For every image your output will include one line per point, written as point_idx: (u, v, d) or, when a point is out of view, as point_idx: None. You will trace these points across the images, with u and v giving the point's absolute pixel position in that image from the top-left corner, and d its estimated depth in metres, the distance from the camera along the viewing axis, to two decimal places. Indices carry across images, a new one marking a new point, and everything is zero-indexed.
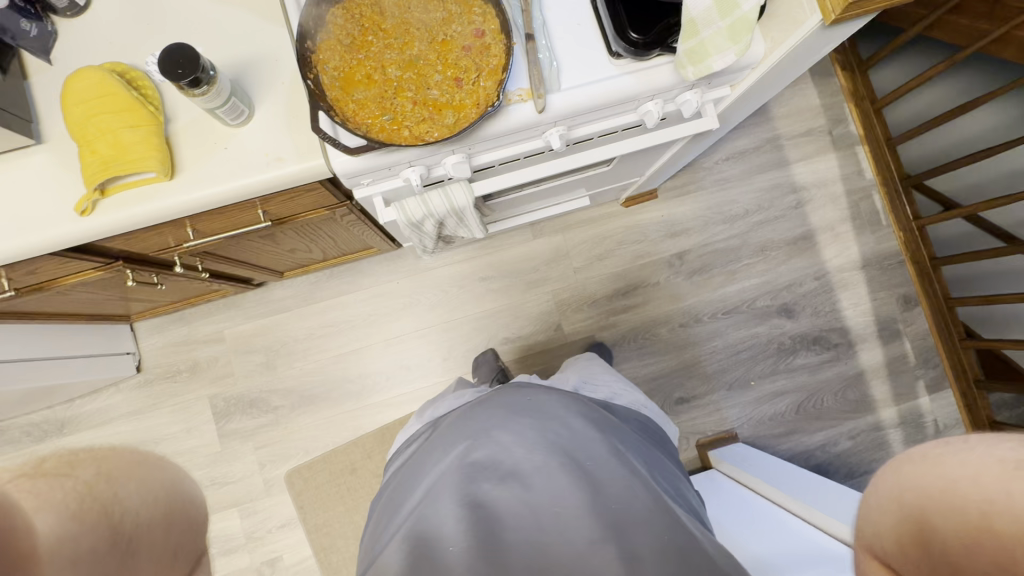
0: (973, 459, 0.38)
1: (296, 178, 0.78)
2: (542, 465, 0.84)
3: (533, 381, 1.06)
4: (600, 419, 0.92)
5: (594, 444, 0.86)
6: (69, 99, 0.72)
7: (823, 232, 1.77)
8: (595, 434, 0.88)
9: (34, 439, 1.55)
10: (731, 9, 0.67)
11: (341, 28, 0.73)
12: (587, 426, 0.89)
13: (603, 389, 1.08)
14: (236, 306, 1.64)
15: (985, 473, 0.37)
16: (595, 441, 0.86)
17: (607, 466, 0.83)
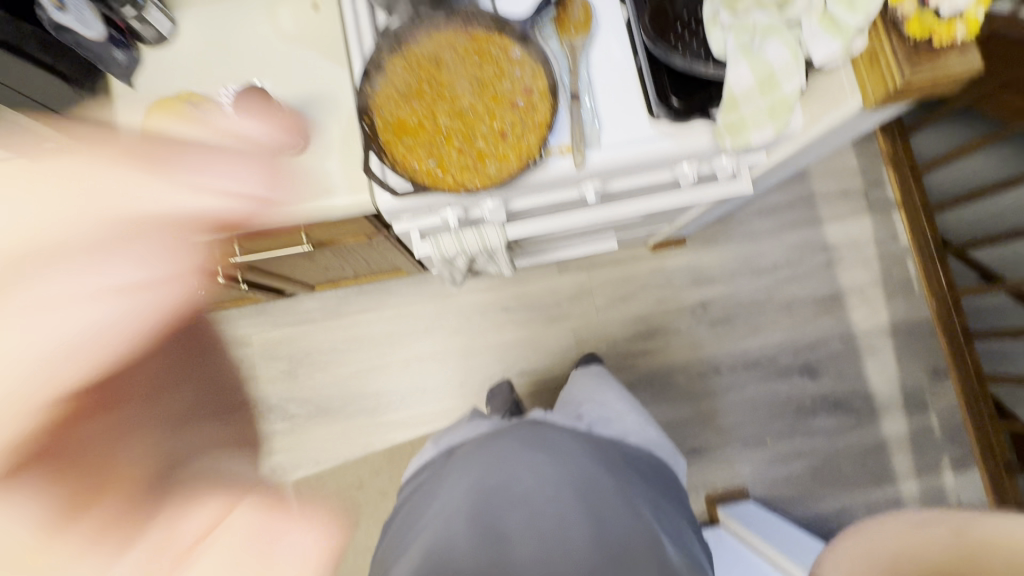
0: None
1: (342, 210, 0.82)
2: (554, 496, 0.88)
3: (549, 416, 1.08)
4: (613, 458, 0.94)
5: (604, 482, 0.89)
6: (145, 124, 0.78)
7: (853, 294, 1.75)
8: (605, 473, 0.90)
9: None
10: (772, 89, 0.69)
11: (399, 77, 0.78)
12: (600, 464, 0.91)
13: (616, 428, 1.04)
14: (265, 313, 1.69)
15: None
16: (605, 479, 0.89)
17: (618, 505, 0.86)
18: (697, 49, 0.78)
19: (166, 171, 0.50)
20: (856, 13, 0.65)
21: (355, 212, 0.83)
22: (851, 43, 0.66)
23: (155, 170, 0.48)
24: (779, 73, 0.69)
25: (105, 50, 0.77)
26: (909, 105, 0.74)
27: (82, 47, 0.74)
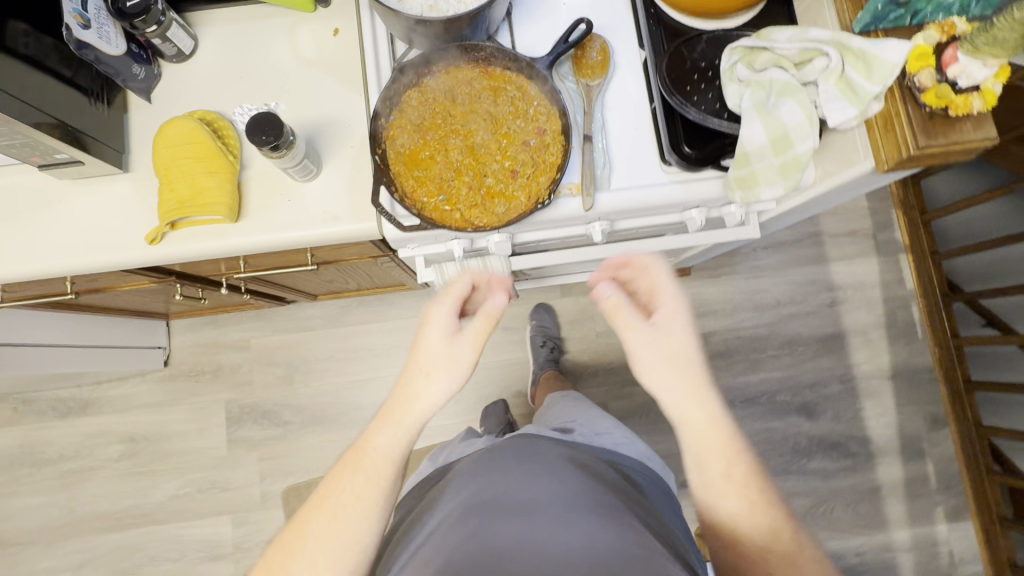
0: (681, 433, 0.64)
1: (349, 236, 0.83)
2: (549, 502, 0.75)
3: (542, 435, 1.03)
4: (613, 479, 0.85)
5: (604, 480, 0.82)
6: (160, 142, 0.78)
7: (855, 336, 1.74)
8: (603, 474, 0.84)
9: (59, 413, 1.63)
10: (785, 149, 0.70)
11: (413, 109, 0.79)
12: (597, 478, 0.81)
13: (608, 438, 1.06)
14: (266, 317, 1.69)
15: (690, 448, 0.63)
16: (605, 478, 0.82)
17: (620, 513, 0.73)
18: (712, 100, 0.78)
19: (396, 425, 0.65)
20: (872, 82, 0.65)
21: (361, 236, 0.83)
22: (865, 110, 0.67)
23: (400, 426, 0.66)
24: (793, 133, 0.69)
25: (124, 65, 0.77)
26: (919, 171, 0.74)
27: (101, 61, 0.75)
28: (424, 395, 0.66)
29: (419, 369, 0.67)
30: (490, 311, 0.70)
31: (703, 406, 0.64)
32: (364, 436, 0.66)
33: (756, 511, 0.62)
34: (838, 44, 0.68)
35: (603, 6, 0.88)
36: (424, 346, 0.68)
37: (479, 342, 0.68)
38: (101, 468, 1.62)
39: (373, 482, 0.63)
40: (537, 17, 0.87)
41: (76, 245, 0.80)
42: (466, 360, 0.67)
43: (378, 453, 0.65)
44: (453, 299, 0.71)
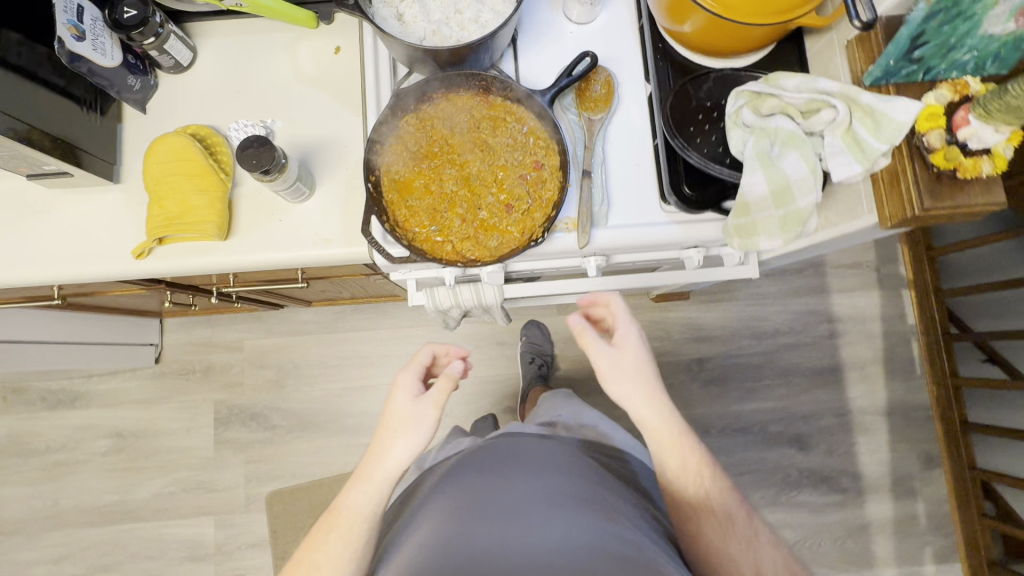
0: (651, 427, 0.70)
1: (338, 260, 0.82)
2: (530, 504, 0.73)
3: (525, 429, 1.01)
4: (596, 473, 0.82)
5: (585, 472, 0.80)
6: (151, 158, 0.77)
7: (852, 370, 1.72)
8: (583, 466, 0.82)
9: (47, 405, 1.62)
10: (786, 201, 0.68)
11: (410, 136, 0.77)
12: (579, 475, 0.79)
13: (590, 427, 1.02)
14: (259, 319, 1.68)
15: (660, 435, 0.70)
16: (585, 471, 0.81)
17: (601, 512, 0.71)
18: (715, 143, 0.76)
19: (368, 483, 0.70)
20: (880, 140, 0.63)
21: (352, 260, 0.82)
22: (870, 167, 0.65)
23: (372, 483, 0.71)
24: (795, 185, 0.67)
25: (118, 76, 0.76)
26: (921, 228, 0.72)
27: (94, 73, 0.73)
28: (391, 454, 0.70)
29: (387, 429, 0.72)
30: (449, 374, 0.74)
31: (660, 410, 0.70)
32: (339, 495, 0.72)
33: (711, 496, 0.69)
34: (847, 98, 0.66)
35: (611, 36, 0.86)
36: (391, 407, 0.73)
37: (441, 399, 0.72)
38: (87, 462, 1.61)
39: (346, 540, 0.70)
40: (541, 45, 0.86)
41: (61, 255, 0.79)
42: (430, 419, 0.71)
43: (351, 510, 0.70)
44: (415, 367, 0.76)
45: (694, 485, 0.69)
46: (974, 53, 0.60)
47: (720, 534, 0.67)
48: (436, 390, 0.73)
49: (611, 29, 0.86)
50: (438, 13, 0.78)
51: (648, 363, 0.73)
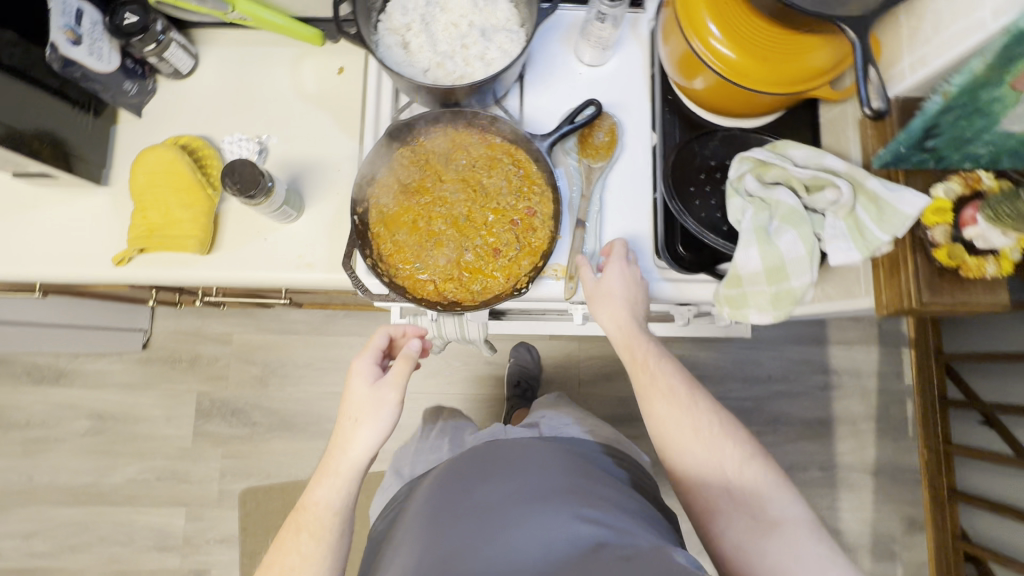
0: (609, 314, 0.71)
1: (320, 284, 0.80)
2: (507, 499, 0.68)
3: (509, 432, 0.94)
4: (574, 463, 0.76)
5: (567, 465, 0.75)
6: (138, 168, 0.76)
7: (842, 424, 1.69)
8: (564, 459, 0.77)
9: (31, 379, 1.62)
10: (779, 279, 0.65)
11: (403, 168, 0.76)
12: (555, 468, 0.73)
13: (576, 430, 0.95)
14: (249, 314, 1.67)
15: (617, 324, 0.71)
16: (567, 464, 0.75)
17: (578, 500, 0.66)
18: (714, 207, 0.74)
19: (333, 475, 0.66)
20: (882, 229, 0.60)
21: (334, 285, 0.81)
22: (871, 254, 0.62)
23: (340, 475, 0.66)
24: (790, 265, 0.65)
25: (114, 81, 0.75)
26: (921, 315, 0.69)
27: (88, 78, 0.72)
28: (356, 442, 0.67)
29: (347, 417, 0.69)
30: (408, 354, 0.71)
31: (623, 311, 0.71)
32: (305, 492, 0.67)
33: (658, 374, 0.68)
34: (853, 180, 0.64)
35: (621, 83, 0.84)
36: (351, 394, 0.70)
37: (400, 381, 0.70)
38: (65, 441, 1.62)
39: (318, 539, 0.63)
40: (548, 84, 0.84)
41: (39, 254, 0.77)
42: (392, 401, 0.68)
43: (320, 506, 0.65)
44: (373, 351, 0.73)
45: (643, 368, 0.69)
46: (990, 146, 0.59)
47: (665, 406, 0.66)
48: (393, 371, 0.70)
49: (622, 75, 0.84)
50: (445, 45, 0.76)
51: (623, 285, 0.72)
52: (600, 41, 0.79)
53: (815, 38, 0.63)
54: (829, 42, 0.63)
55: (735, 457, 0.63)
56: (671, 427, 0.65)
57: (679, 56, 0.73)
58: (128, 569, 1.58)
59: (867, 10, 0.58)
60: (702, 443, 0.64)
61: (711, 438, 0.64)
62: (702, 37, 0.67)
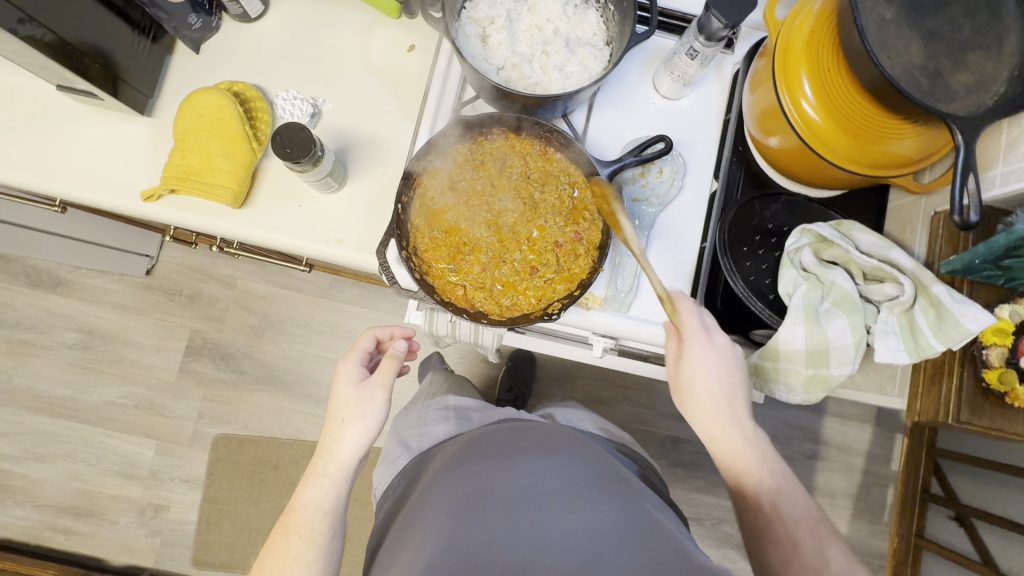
0: (704, 394, 0.65)
1: (346, 262, 0.78)
2: (543, 487, 0.65)
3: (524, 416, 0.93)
4: (602, 458, 0.74)
5: (597, 459, 0.73)
6: (186, 105, 0.74)
7: (821, 496, 1.68)
8: (597, 453, 0.75)
9: (29, 282, 1.60)
10: (819, 363, 0.64)
11: (458, 164, 0.73)
12: (585, 461, 0.71)
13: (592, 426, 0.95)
14: (257, 263, 1.63)
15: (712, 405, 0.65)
16: (599, 457, 0.74)
17: (612, 498, 0.64)
18: (763, 272, 0.71)
19: (322, 476, 0.65)
20: (938, 338, 0.59)
21: (360, 266, 0.79)
22: (920, 359, 0.61)
23: (329, 477, 0.65)
24: (833, 352, 0.63)
25: (179, 12, 0.72)
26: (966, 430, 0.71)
27: (154, 4, 0.69)
28: (344, 443, 0.66)
29: (334, 419, 0.67)
30: (393, 354, 0.70)
31: (708, 394, 0.65)
32: (294, 495, 0.66)
33: (744, 452, 0.64)
34: (917, 278, 0.62)
35: (694, 123, 0.81)
36: (337, 395, 0.68)
37: (386, 380, 0.68)
38: (52, 350, 1.60)
39: (308, 539, 0.63)
40: (619, 109, 0.80)
41: (67, 171, 0.75)
42: (379, 400, 0.67)
43: (309, 508, 0.64)
44: (359, 354, 0.72)
45: (732, 450, 0.64)
46: None
47: (755, 492, 0.62)
48: (380, 371, 0.69)
49: (696, 115, 0.81)
50: (524, 47, 0.73)
51: (710, 364, 0.65)
52: (682, 77, 0.75)
53: (908, 126, 0.60)
54: (921, 133, 0.61)
55: (824, 545, 0.59)
56: (757, 515, 0.62)
57: (764, 109, 0.69)
58: (89, 489, 1.58)
59: (977, 110, 0.55)
60: (793, 533, 0.59)
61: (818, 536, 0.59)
62: (794, 96, 0.64)
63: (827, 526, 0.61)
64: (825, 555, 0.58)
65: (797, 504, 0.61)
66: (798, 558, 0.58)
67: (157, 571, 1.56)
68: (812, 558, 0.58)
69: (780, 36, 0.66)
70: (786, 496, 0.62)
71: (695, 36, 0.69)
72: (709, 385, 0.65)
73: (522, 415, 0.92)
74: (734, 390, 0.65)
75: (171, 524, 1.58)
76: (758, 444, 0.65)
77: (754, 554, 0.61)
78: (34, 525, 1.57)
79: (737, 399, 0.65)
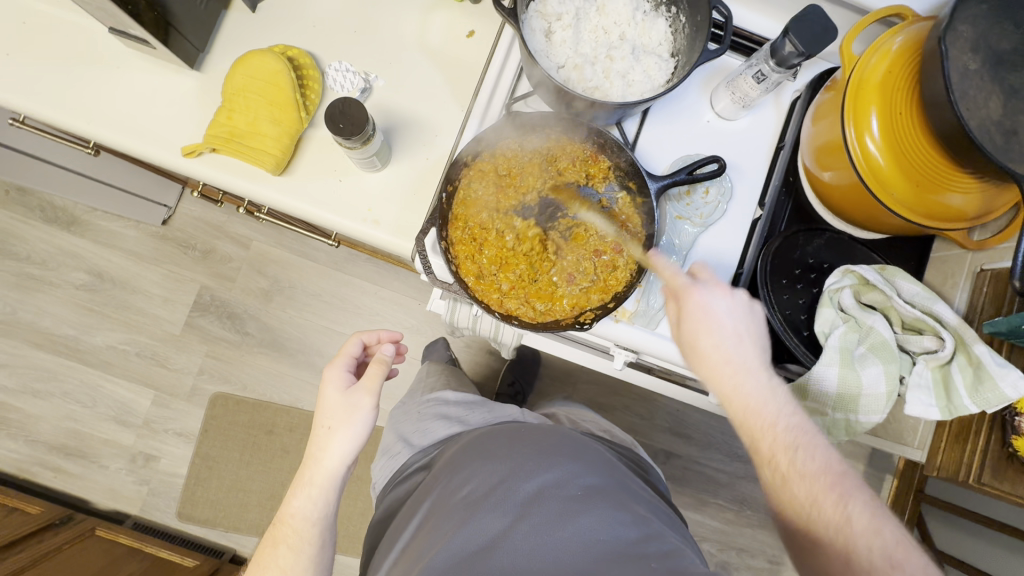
0: (716, 361, 0.62)
1: (380, 243, 0.76)
2: (537, 496, 0.65)
3: (529, 415, 0.92)
4: (599, 458, 0.74)
5: (593, 463, 0.72)
6: (239, 66, 0.73)
7: None
8: (593, 456, 0.74)
9: (45, 218, 1.59)
10: (848, 407, 0.65)
11: (503, 159, 0.73)
12: (581, 461, 0.71)
13: (604, 428, 0.96)
14: (275, 227, 1.61)
15: (725, 373, 0.61)
16: (595, 461, 0.73)
17: (610, 503, 0.64)
18: (799, 307, 0.71)
19: (310, 486, 0.64)
20: (972, 399, 0.59)
21: (393, 249, 0.77)
22: (951, 416, 0.61)
23: (317, 486, 0.65)
24: (864, 399, 0.64)
25: None
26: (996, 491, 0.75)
27: None
28: (331, 451, 0.65)
29: (322, 426, 0.66)
30: (380, 358, 0.69)
31: (712, 347, 0.62)
32: (282, 506, 0.65)
33: (758, 405, 0.59)
34: (957, 335, 0.62)
35: (746, 147, 0.79)
36: (324, 402, 0.68)
37: (374, 385, 0.68)
38: (60, 288, 1.60)
39: (297, 552, 0.62)
40: (672, 123, 0.79)
41: (110, 116, 0.73)
42: (366, 406, 0.67)
43: (298, 518, 0.64)
44: (345, 359, 0.71)
45: (741, 403, 0.60)
46: None
47: (770, 448, 0.58)
48: (366, 377, 0.68)
49: (750, 138, 0.79)
50: (588, 48, 0.72)
51: (724, 329, 0.62)
52: (743, 98, 0.73)
53: (972, 181, 0.59)
54: (983, 190, 0.59)
55: (846, 500, 0.54)
56: (773, 471, 0.58)
57: (823, 142, 0.67)
58: (83, 431, 1.58)
59: None
60: (812, 488, 0.55)
61: (859, 525, 0.52)
62: (859, 130, 0.62)
63: (855, 479, 0.56)
64: (847, 512, 0.53)
65: (818, 458, 0.56)
66: (813, 513, 0.54)
67: (141, 520, 1.56)
68: (833, 516, 0.53)
69: (854, 70, 0.64)
70: (804, 450, 0.56)
71: (766, 59, 0.67)
72: (712, 339, 0.62)
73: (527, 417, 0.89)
74: (739, 337, 0.62)
75: (160, 475, 1.58)
76: (774, 390, 0.60)
77: (773, 504, 0.58)
78: (24, 459, 1.57)
79: (746, 346, 0.62)
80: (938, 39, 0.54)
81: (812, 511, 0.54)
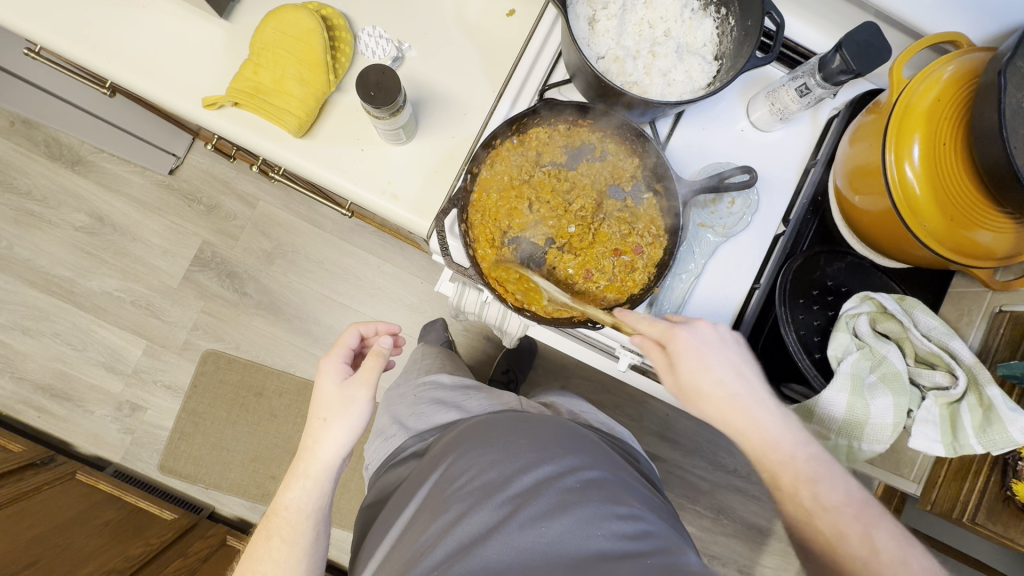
0: (716, 398, 0.62)
1: (397, 219, 0.75)
2: (537, 487, 0.65)
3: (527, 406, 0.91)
4: (594, 447, 0.75)
5: (589, 453, 0.72)
6: (271, 21, 0.71)
7: (778, 538, 1.62)
8: (589, 446, 0.74)
9: (49, 154, 1.56)
10: (851, 433, 0.65)
11: (528, 142, 0.70)
12: (580, 451, 0.71)
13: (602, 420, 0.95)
14: (282, 189, 1.59)
15: (727, 412, 0.61)
16: (591, 451, 0.72)
17: (607, 495, 0.64)
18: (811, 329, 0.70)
19: (304, 478, 0.64)
20: (980, 439, 0.60)
21: (410, 226, 0.76)
22: (955, 454, 0.62)
23: (312, 477, 0.64)
24: (872, 427, 0.64)
25: None
26: (989, 529, 0.81)
27: None
28: (326, 442, 0.64)
29: (317, 418, 0.65)
30: (379, 350, 0.68)
31: (714, 385, 0.62)
32: (277, 496, 0.65)
33: (774, 438, 0.60)
34: (970, 373, 0.62)
35: (778, 159, 0.77)
36: (320, 393, 0.67)
37: (371, 378, 0.66)
38: (59, 228, 1.57)
39: (291, 543, 0.62)
40: (706, 127, 0.77)
41: (132, 58, 0.71)
42: (363, 398, 0.65)
43: (292, 510, 0.63)
44: (344, 350, 0.70)
45: (761, 438, 0.60)
46: None
47: (791, 483, 0.58)
48: (363, 369, 0.67)
49: (783, 152, 0.77)
50: (631, 41, 0.69)
51: (718, 362, 0.62)
52: (782, 110, 0.71)
53: (1006, 220, 0.58)
54: (1017, 230, 0.58)
55: (871, 529, 0.55)
56: (796, 506, 0.58)
57: (859, 165, 0.65)
58: (70, 373, 1.57)
59: None
60: (838, 523, 0.56)
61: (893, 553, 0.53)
62: (899, 155, 0.60)
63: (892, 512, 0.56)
64: (873, 543, 0.54)
65: (840, 490, 0.57)
66: (837, 546, 0.55)
67: (122, 468, 1.56)
68: (859, 548, 0.54)
69: (901, 94, 0.61)
70: (825, 483, 0.57)
71: (813, 73, 0.65)
72: (710, 376, 0.62)
73: (523, 406, 0.89)
74: (737, 370, 0.62)
75: (145, 426, 1.58)
76: (783, 419, 0.61)
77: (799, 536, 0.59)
78: (9, 396, 1.56)
79: (744, 375, 0.62)
80: (997, 72, 0.53)
81: (837, 543, 0.56)
